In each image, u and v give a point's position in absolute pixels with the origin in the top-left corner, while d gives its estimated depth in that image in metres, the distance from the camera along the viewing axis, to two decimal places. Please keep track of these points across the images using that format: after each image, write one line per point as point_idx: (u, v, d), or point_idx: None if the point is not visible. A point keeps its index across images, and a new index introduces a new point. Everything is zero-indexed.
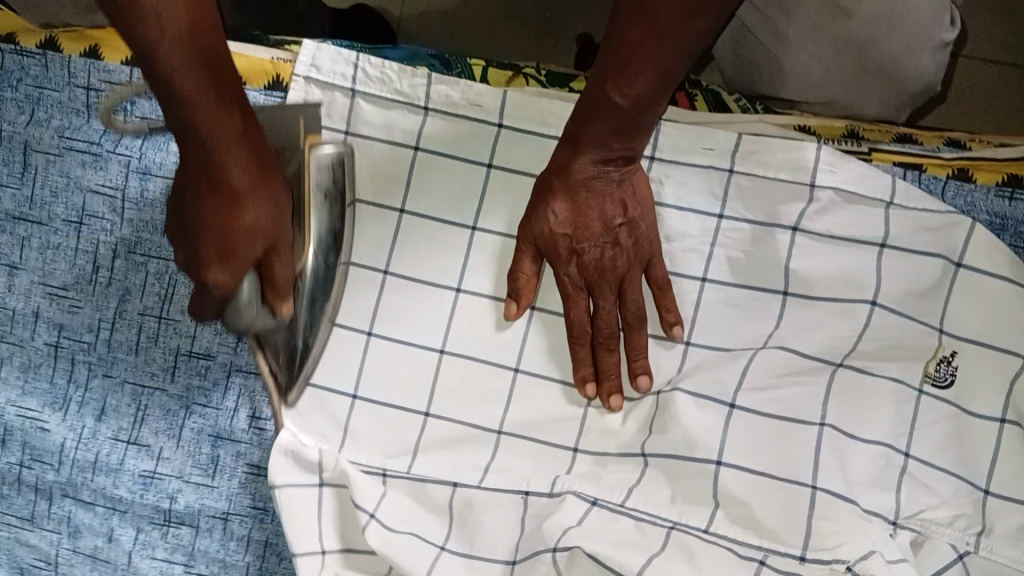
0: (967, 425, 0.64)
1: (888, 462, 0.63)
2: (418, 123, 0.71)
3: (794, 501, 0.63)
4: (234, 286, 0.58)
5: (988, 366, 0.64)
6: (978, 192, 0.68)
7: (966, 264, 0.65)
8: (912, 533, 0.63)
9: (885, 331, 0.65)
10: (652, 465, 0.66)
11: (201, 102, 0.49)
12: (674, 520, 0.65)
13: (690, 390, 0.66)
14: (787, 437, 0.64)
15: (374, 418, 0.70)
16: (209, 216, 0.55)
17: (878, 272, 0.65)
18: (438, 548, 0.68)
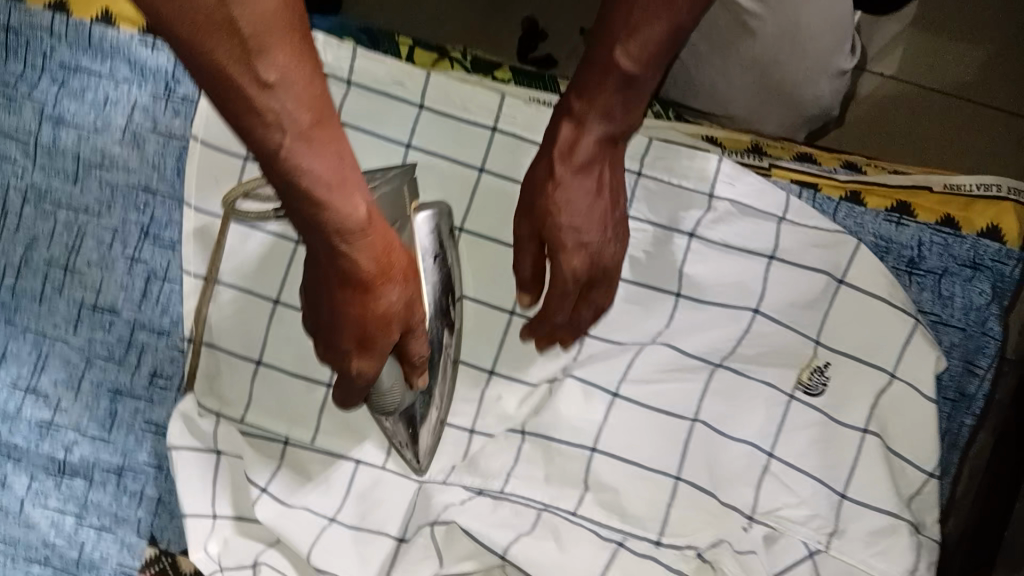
0: (832, 432, 0.68)
1: (751, 461, 0.68)
2: (340, 96, 0.72)
3: (656, 492, 0.68)
4: (373, 373, 0.52)
5: (856, 379, 0.69)
6: (868, 215, 0.71)
7: (848, 281, 0.69)
8: (766, 528, 0.67)
9: (766, 338, 0.69)
10: (532, 445, 0.69)
11: (328, 190, 0.43)
12: (546, 503, 0.68)
13: (581, 378, 0.69)
14: (662, 428, 0.69)
15: (275, 386, 0.71)
16: (343, 313, 0.49)
17: (765, 280, 0.69)
18: (326, 520, 0.70)
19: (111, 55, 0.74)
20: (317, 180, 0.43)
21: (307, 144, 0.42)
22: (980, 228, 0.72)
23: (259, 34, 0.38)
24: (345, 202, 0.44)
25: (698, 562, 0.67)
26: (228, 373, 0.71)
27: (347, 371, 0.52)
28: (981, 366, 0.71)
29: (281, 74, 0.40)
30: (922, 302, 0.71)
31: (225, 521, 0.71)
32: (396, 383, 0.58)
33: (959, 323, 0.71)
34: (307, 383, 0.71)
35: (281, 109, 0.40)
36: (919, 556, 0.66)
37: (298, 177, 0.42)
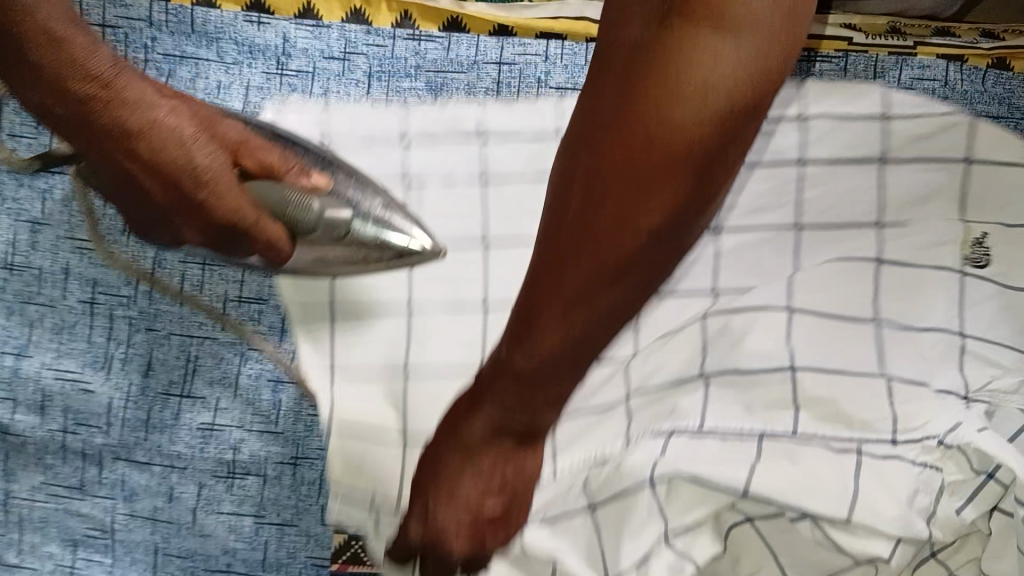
0: (1016, 298, 0.64)
1: (948, 345, 0.63)
2: (466, 45, 0.71)
3: (871, 391, 0.61)
4: (251, 213, 0.59)
5: (1020, 245, 0.65)
6: (1015, 81, 0.70)
7: (975, 158, 0.67)
8: (986, 406, 0.62)
9: (931, 225, 0.67)
10: (714, 381, 0.63)
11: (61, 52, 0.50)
12: (763, 431, 0.61)
13: (752, 300, 0.65)
14: (845, 330, 0.64)
15: (430, 336, 0.68)
16: (106, 143, 0.54)
17: (882, 184, 0.68)
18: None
19: (216, 37, 0.71)
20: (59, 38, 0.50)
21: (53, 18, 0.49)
22: None
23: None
24: (79, 42, 0.51)
25: (941, 450, 0.61)
26: (360, 342, 0.68)
27: (241, 225, 0.59)
28: None
29: None
30: None
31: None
32: (309, 204, 0.62)
33: None
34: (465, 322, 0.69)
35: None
36: None
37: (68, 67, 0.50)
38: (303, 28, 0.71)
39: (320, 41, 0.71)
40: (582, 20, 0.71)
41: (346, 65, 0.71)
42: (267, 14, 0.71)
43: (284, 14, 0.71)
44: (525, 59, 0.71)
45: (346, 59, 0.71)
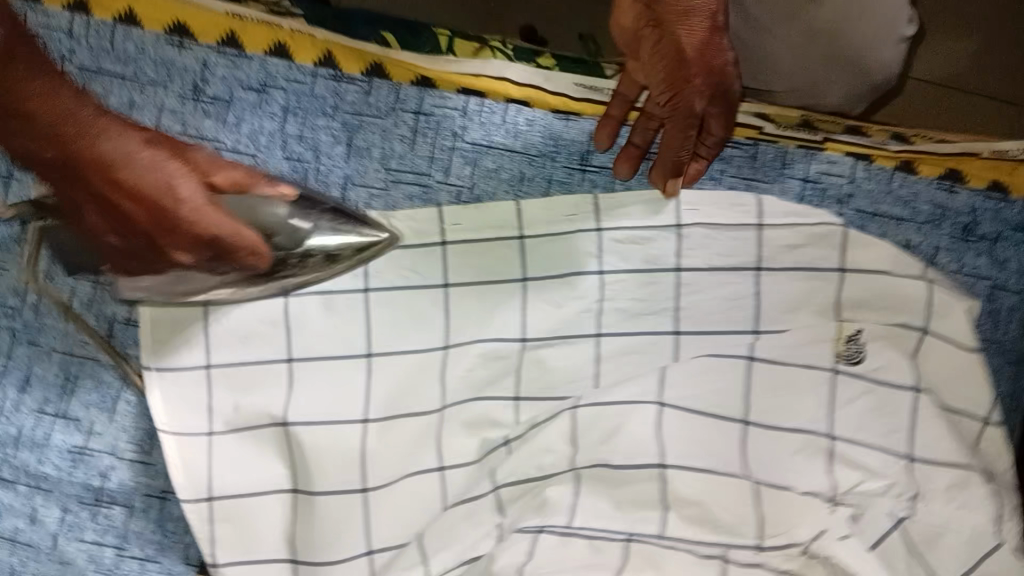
0: (884, 396, 0.66)
1: (812, 446, 0.66)
2: (376, 92, 0.71)
3: (738, 493, 0.67)
4: (233, 227, 0.56)
5: (888, 344, 0.68)
6: (920, 185, 0.71)
7: (849, 268, 0.69)
8: (851, 507, 0.65)
9: (808, 325, 0.69)
10: (585, 477, 0.68)
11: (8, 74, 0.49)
12: (628, 532, 0.67)
13: (631, 399, 0.69)
14: (715, 429, 0.68)
15: (312, 379, 0.69)
16: (82, 176, 0.52)
17: (756, 295, 0.69)
18: (359, 492, 0.68)
19: (135, 57, 0.71)
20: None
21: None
22: None
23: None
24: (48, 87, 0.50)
25: (804, 556, 0.66)
26: (239, 379, 0.68)
27: (220, 241, 0.56)
28: None
29: None
30: (978, 268, 0.71)
31: (289, 495, 0.69)
32: (278, 211, 0.60)
33: (1016, 287, 0.72)
34: (345, 362, 0.69)
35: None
36: (1003, 500, 0.64)
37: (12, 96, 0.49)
38: (224, 56, 0.71)
39: (238, 70, 0.70)
40: (503, 79, 0.72)
41: (259, 99, 0.70)
42: (189, 37, 0.71)
43: (205, 38, 0.71)
44: (443, 111, 0.71)
45: (260, 93, 0.70)
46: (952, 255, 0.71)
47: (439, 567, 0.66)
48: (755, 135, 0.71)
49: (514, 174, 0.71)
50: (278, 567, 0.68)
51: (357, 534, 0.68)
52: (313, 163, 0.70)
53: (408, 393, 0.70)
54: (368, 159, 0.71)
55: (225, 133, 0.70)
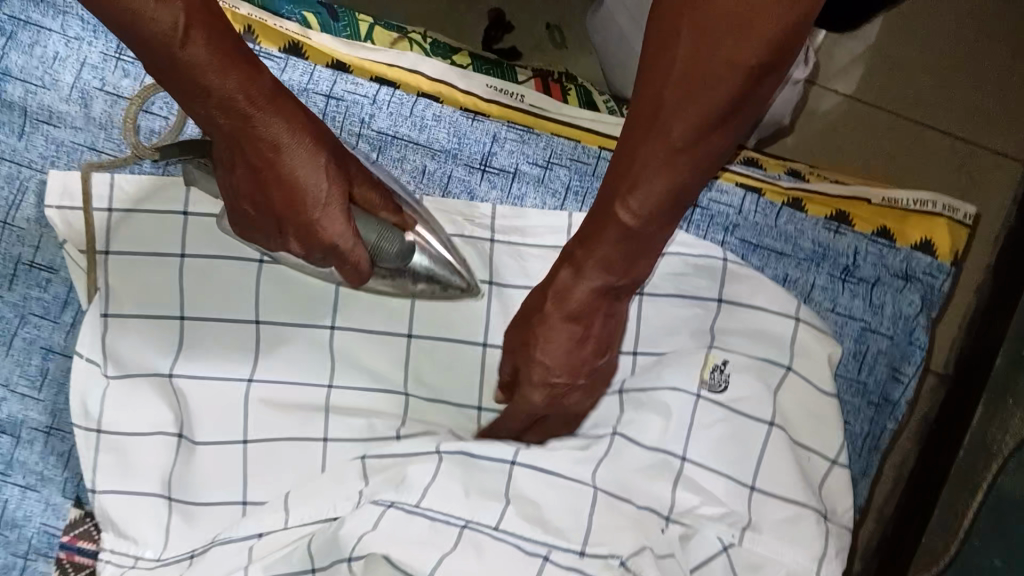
0: (738, 426, 0.69)
1: (665, 466, 0.69)
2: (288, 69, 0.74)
3: (577, 498, 0.67)
4: (351, 234, 0.63)
5: (753, 373, 0.70)
6: (807, 222, 0.74)
7: (727, 297, 0.72)
8: (681, 528, 0.68)
9: (681, 348, 0.72)
10: (447, 460, 0.68)
11: (211, 56, 0.53)
12: (467, 519, 0.67)
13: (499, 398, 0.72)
14: (574, 438, 0.70)
15: (200, 337, 0.73)
16: (243, 145, 0.59)
17: (637, 316, 0.72)
18: (240, 445, 0.72)
19: (63, 11, 0.78)
20: (183, 36, 0.51)
21: (187, 21, 0.51)
22: (913, 241, 0.75)
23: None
24: (200, 59, 0.52)
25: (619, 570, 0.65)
26: (134, 329, 0.73)
27: (339, 249, 0.64)
28: (904, 373, 0.74)
29: None
30: (855, 309, 0.74)
31: (171, 440, 0.72)
32: (392, 241, 0.66)
33: (887, 332, 0.74)
34: (233, 326, 0.73)
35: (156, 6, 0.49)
36: (829, 542, 0.67)
37: (203, 73, 0.53)
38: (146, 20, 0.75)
39: None
40: (415, 72, 0.76)
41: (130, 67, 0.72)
42: None
43: None
44: (354, 97, 0.74)
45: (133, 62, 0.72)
46: (827, 294, 0.74)
47: (296, 520, 0.69)
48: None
49: (417, 167, 0.74)
50: (152, 502, 0.72)
51: (230, 485, 0.72)
52: None
53: (295, 361, 0.73)
54: None
55: (137, 90, 0.77)
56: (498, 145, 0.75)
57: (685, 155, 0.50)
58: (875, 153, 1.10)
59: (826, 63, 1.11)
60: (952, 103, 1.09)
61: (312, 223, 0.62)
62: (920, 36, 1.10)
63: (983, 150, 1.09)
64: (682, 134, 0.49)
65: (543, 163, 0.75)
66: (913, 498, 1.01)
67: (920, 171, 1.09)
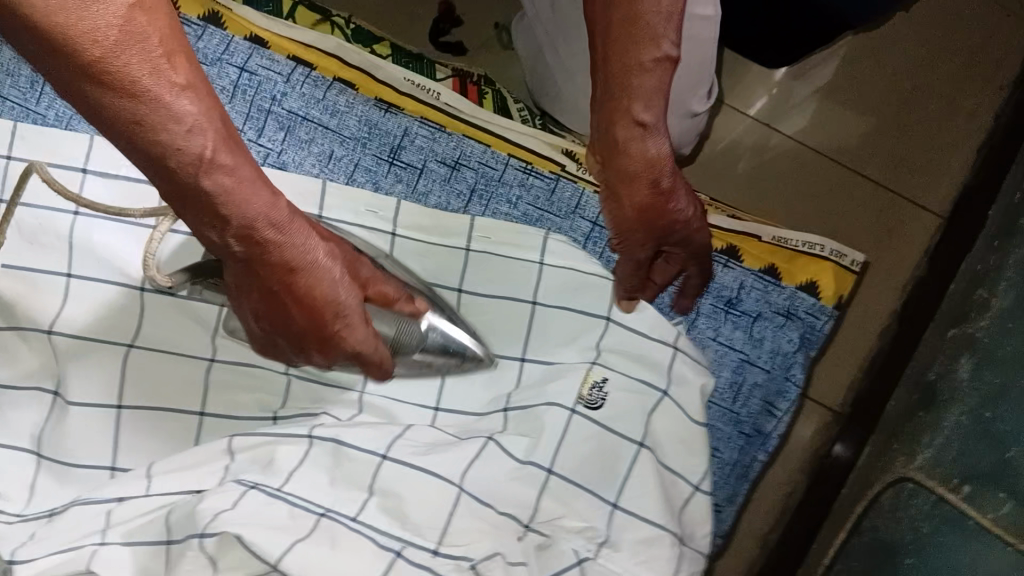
0: (609, 444, 0.70)
1: (530, 476, 0.69)
2: (201, 36, 0.74)
3: (439, 496, 0.67)
4: (372, 339, 0.59)
5: (628, 394, 0.71)
6: None
7: (614, 318, 0.73)
8: (541, 537, 0.67)
9: (563, 367, 0.73)
10: (317, 445, 0.68)
11: (233, 178, 0.47)
12: (327, 507, 0.65)
13: (383, 393, 0.74)
14: (447, 443, 0.70)
15: (86, 298, 0.72)
16: (257, 268, 0.52)
17: (530, 323, 0.74)
18: (115, 408, 0.71)
19: None
20: (208, 162, 0.46)
21: (212, 145, 0.46)
22: (799, 281, 0.78)
23: (167, 47, 0.43)
24: (226, 181, 0.47)
25: (471, 572, 0.63)
26: (17, 281, 0.71)
27: (363, 354, 0.60)
28: (779, 408, 0.77)
29: (190, 87, 0.44)
30: (736, 340, 0.76)
31: (47, 397, 0.72)
32: (411, 330, 0.68)
33: (765, 365, 0.76)
34: (120, 290, 0.72)
35: (182, 117, 0.44)
36: (680, 565, 0.69)
37: (228, 190, 0.47)
38: None
39: None
40: (333, 57, 0.77)
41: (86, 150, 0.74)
42: None
43: None
44: (267, 75, 0.74)
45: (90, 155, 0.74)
46: (709, 324, 0.76)
47: (159, 489, 0.67)
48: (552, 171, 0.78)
49: (323, 151, 0.74)
50: (18, 457, 0.71)
51: (104, 448, 0.71)
52: None
53: (178, 334, 0.73)
54: None
55: None
56: (408, 139, 0.75)
57: (664, 69, 0.60)
58: (797, 191, 1.11)
59: (781, 97, 1.13)
60: (874, 150, 1.13)
61: (333, 335, 0.57)
62: (853, 82, 1.13)
63: (903, 199, 1.12)
64: (650, 82, 0.59)
65: (451, 163, 0.75)
66: (795, 529, 1.03)
67: (842, 213, 1.11)
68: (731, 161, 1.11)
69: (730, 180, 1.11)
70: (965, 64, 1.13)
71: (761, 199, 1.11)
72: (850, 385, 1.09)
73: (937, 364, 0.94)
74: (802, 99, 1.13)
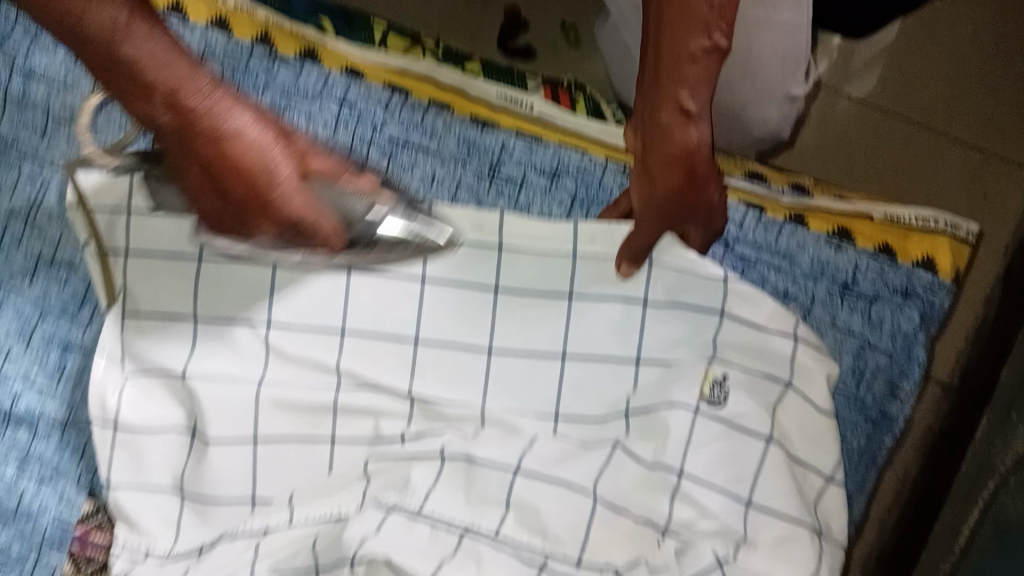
0: (737, 444, 0.70)
1: (661, 481, 0.70)
2: (300, 72, 0.76)
3: (575, 509, 0.69)
4: (317, 205, 0.59)
5: (751, 390, 0.72)
6: (809, 237, 0.76)
7: (728, 313, 0.72)
8: (678, 540, 0.69)
9: (681, 368, 0.73)
10: (450, 464, 0.71)
11: (148, 43, 0.55)
12: (467, 526, 0.68)
13: (504, 406, 0.76)
14: (575, 453, 0.71)
15: (213, 340, 0.74)
16: (189, 138, 0.57)
17: (644, 327, 0.73)
18: (253, 442, 0.74)
19: None
20: (122, 29, 0.54)
21: (126, 14, 0.54)
22: (915, 259, 0.76)
23: None
24: (133, 40, 0.54)
25: None
26: (149, 329, 0.75)
27: (299, 222, 0.59)
28: (903, 389, 0.75)
29: None
30: (854, 323, 0.75)
31: (185, 436, 0.75)
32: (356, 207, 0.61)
33: (886, 347, 0.75)
34: (247, 329, 0.74)
35: None
36: (822, 560, 0.68)
37: (127, 49, 0.54)
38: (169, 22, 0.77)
39: (180, 37, 0.76)
40: (429, 78, 0.78)
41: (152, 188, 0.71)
42: None
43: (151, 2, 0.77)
44: (366, 104, 0.76)
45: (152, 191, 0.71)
46: (827, 309, 0.75)
47: (302, 517, 0.72)
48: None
49: (425, 173, 0.75)
50: (163, 496, 0.74)
51: (245, 482, 0.74)
52: None
53: (303, 367, 0.75)
54: None
55: None
56: (506, 154, 0.76)
57: (711, 60, 0.63)
58: (888, 160, 1.09)
59: (849, 59, 1.11)
60: (968, 112, 1.09)
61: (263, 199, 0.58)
62: (940, 42, 1.10)
63: (998, 159, 1.08)
64: (693, 69, 0.62)
65: (550, 172, 0.75)
66: (917, 507, 1.00)
67: (932, 177, 1.09)
68: (806, 132, 1.10)
69: (817, 154, 1.10)
70: None
71: (848, 171, 1.09)
72: (961, 355, 1.06)
73: None
74: (886, 64, 1.11)
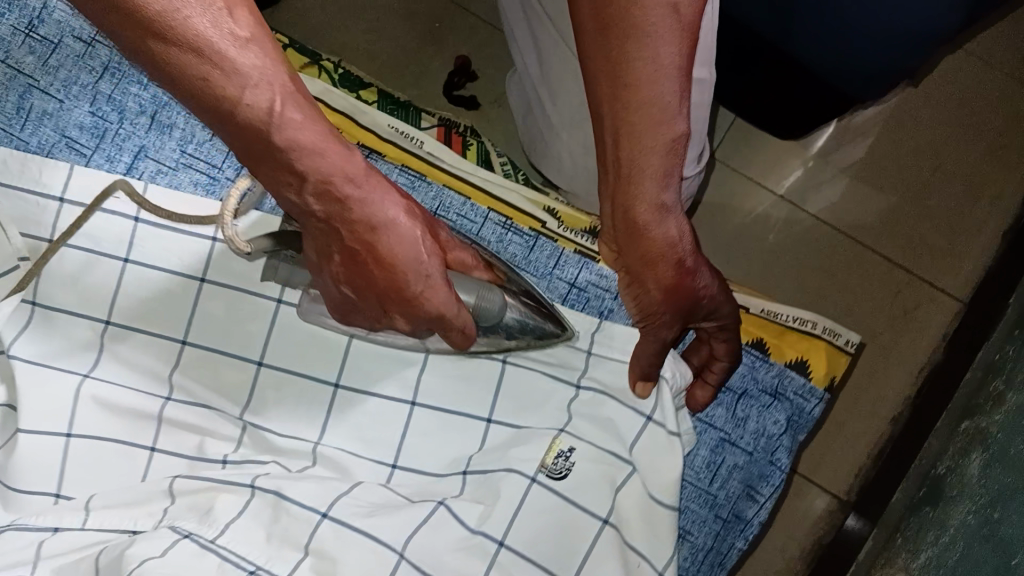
0: (568, 521, 0.66)
1: (478, 549, 0.65)
2: None
3: (377, 564, 0.63)
4: (454, 302, 0.57)
5: (596, 467, 0.67)
6: None
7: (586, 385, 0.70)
8: None
9: (529, 435, 0.69)
10: (258, 496, 0.66)
11: (304, 132, 0.48)
12: (259, 566, 0.64)
13: (336, 445, 0.70)
14: (396, 505, 0.66)
15: (50, 328, 0.71)
16: (336, 229, 0.53)
17: (497, 390, 0.70)
18: (63, 437, 0.69)
19: None
20: (277, 117, 0.47)
21: (281, 98, 0.47)
22: (788, 358, 0.75)
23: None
24: (299, 135, 0.48)
25: None
26: None
27: (443, 318, 0.58)
28: (761, 492, 0.72)
29: (249, 35, 0.45)
30: (716, 416, 0.72)
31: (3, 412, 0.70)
32: (492, 300, 0.63)
33: (746, 447, 0.72)
34: (80, 323, 0.71)
35: (242, 66, 0.45)
36: None
37: (280, 139, 0.48)
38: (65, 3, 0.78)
39: (74, 19, 0.78)
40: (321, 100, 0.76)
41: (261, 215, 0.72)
42: None
43: None
44: None
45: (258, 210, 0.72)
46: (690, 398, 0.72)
47: (95, 525, 0.66)
48: (533, 227, 0.76)
49: None
50: None
51: (48, 477, 0.68)
52: (115, 124, 0.76)
53: (138, 370, 0.71)
54: (167, 136, 0.76)
55: (38, 71, 0.76)
56: None
57: (677, 146, 0.59)
58: (815, 268, 1.07)
59: (815, 172, 1.09)
60: (898, 232, 1.08)
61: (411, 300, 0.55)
62: (881, 157, 1.10)
63: (919, 280, 1.06)
64: (658, 162, 0.59)
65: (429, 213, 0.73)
66: None
67: (853, 289, 1.06)
68: (760, 235, 1.07)
69: (746, 253, 1.06)
70: (993, 144, 1.09)
71: (772, 272, 1.06)
72: (860, 472, 1.02)
73: (946, 458, 0.89)
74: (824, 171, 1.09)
